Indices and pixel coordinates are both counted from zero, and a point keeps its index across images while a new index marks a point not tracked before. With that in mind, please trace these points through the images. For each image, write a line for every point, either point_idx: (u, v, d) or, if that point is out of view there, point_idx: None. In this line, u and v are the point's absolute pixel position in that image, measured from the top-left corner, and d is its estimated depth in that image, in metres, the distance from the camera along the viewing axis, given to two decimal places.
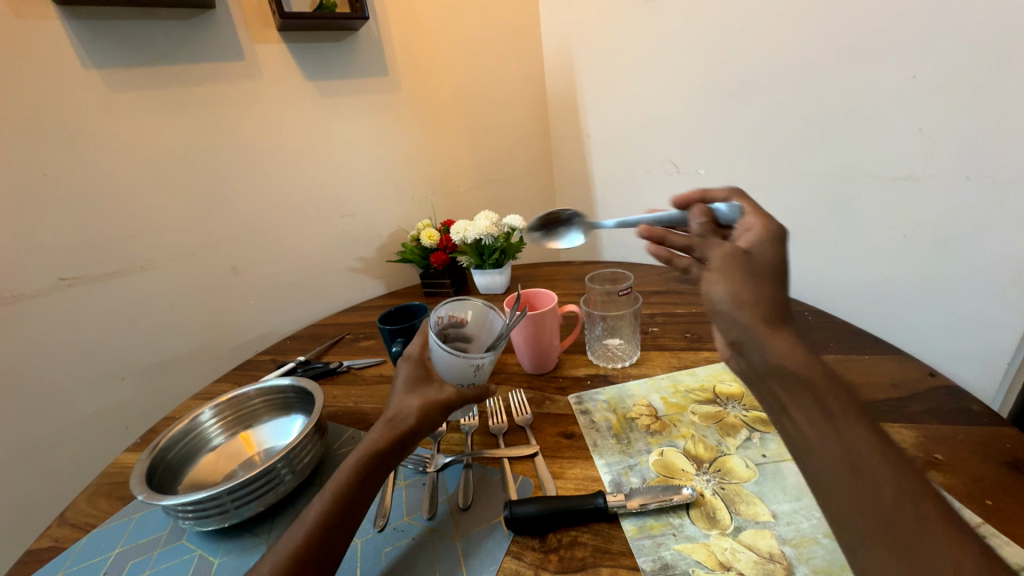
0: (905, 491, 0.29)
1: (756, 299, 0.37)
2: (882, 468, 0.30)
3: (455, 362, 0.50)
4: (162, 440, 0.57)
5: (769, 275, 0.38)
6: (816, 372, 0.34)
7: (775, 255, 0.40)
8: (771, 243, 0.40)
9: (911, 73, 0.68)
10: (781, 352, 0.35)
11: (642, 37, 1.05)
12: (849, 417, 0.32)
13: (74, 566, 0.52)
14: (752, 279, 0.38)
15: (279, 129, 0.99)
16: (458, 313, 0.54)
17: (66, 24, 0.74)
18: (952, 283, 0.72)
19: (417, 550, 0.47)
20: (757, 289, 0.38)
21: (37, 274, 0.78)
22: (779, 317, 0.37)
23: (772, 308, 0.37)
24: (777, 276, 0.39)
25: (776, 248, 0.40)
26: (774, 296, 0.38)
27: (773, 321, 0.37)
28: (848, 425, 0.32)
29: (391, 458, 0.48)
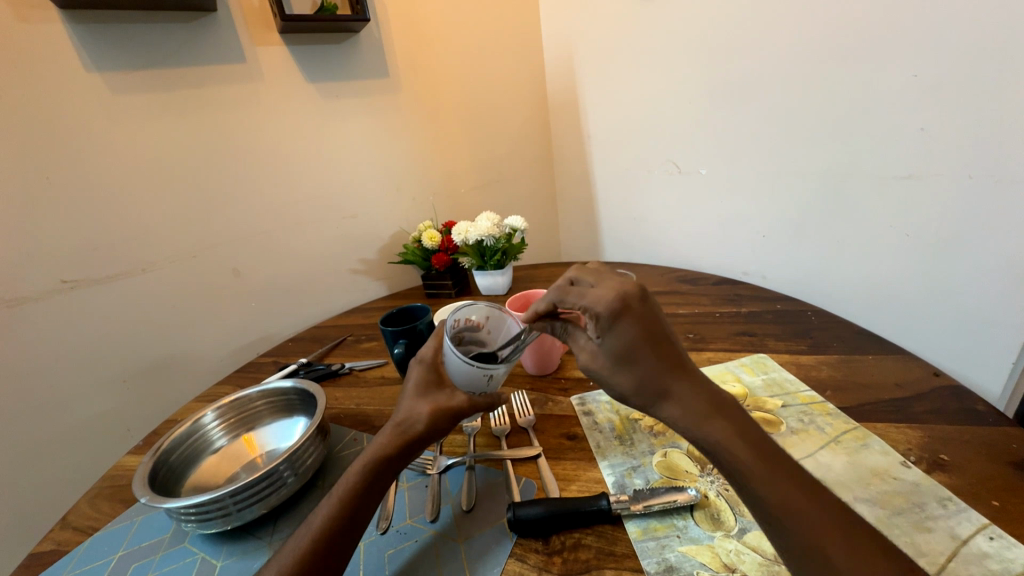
0: (816, 541, 0.34)
1: (632, 385, 0.42)
2: (792, 524, 0.35)
3: (468, 369, 0.49)
4: (165, 443, 0.57)
5: (630, 360, 0.42)
6: (717, 432, 0.39)
7: (626, 336, 0.41)
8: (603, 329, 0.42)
9: (913, 71, 0.68)
10: (677, 423, 0.41)
11: (643, 36, 1.05)
12: (764, 475, 0.37)
13: (77, 569, 0.52)
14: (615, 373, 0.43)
15: (280, 130, 0.99)
16: (473, 316, 0.53)
17: (68, 27, 0.75)
18: (955, 282, 0.72)
19: (421, 552, 0.47)
20: (629, 378, 0.42)
21: (40, 277, 0.78)
22: (658, 394, 0.41)
23: (650, 389, 0.42)
24: (624, 357, 0.42)
25: (621, 325, 0.41)
26: (645, 375, 0.42)
27: (656, 397, 0.41)
28: (762, 486, 0.37)
29: (398, 463, 0.48)
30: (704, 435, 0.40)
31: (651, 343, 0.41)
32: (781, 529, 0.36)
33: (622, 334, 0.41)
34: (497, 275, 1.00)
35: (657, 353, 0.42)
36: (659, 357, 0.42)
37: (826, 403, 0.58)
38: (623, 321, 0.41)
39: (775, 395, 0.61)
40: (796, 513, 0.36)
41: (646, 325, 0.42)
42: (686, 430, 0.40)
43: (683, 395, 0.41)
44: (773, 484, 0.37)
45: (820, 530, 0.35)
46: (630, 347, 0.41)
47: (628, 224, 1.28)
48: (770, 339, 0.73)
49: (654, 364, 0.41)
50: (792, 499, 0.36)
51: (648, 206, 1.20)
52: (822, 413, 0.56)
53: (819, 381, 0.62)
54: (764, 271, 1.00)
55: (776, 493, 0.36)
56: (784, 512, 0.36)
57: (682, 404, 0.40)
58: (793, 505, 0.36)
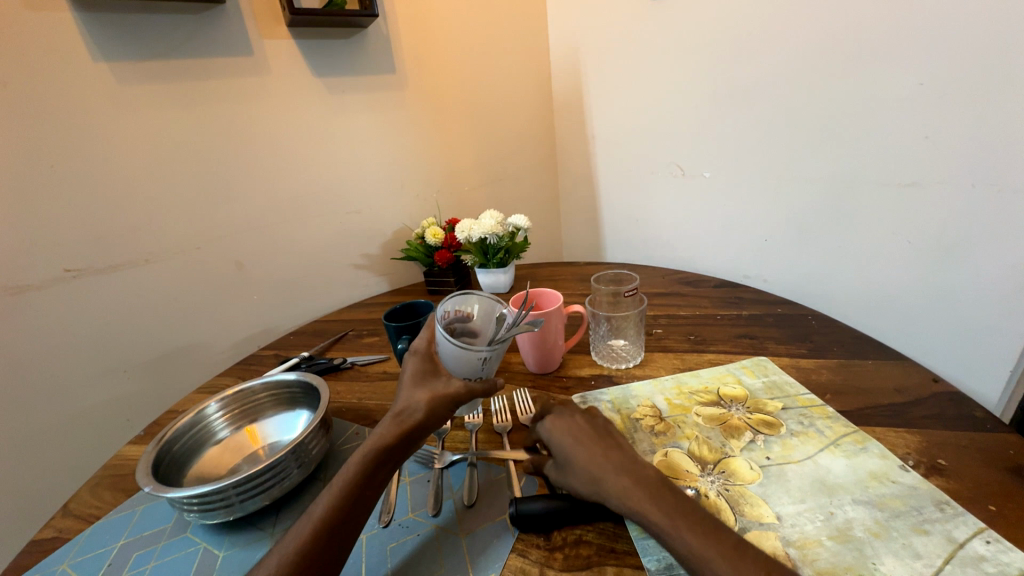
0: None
1: (577, 470, 0.45)
2: (703, 567, 0.36)
3: (462, 353, 0.49)
4: (168, 433, 0.57)
5: (568, 444, 0.47)
6: (635, 495, 0.41)
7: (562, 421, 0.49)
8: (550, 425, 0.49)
9: (920, 79, 0.68)
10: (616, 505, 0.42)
11: (650, 38, 1.05)
12: (670, 525, 0.39)
13: (79, 556, 0.52)
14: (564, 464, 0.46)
15: (286, 124, 0.99)
16: (464, 307, 0.53)
17: (76, 15, 0.75)
18: (955, 290, 0.72)
19: (423, 546, 0.47)
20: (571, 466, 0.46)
21: (43, 265, 0.78)
22: (591, 477, 0.44)
23: (587, 471, 0.44)
24: (569, 442, 0.47)
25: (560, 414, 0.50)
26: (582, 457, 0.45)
27: (592, 478, 0.44)
28: (671, 536, 0.38)
29: (398, 452, 0.49)
30: (626, 504, 0.41)
31: (584, 432, 0.48)
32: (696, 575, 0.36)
33: (560, 424, 0.49)
34: (499, 273, 1.01)
35: (590, 439, 0.47)
36: (591, 443, 0.46)
37: (826, 406, 0.59)
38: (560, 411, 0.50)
39: (775, 397, 0.61)
40: (700, 558, 0.36)
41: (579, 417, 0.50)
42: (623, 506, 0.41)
43: (612, 475, 0.43)
44: (681, 532, 0.38)
45: (720, 566, 0.35)
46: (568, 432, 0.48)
47: (631, 225, 1.28)
48: (771, 342, 0.74)
49: (586, 447, 0.46)
50: (698, 546, 0.37)
51: (651, 208, 1.20)
52: (822, 417, 0.57)
53: (819, 384, 0.63)
54: (766, 274, 1.00)
55: (683, 541, 0.37)
56: (693, 556, 0.37)
57: (612, 482, 0.43)
58: (701, 550, 0.37)
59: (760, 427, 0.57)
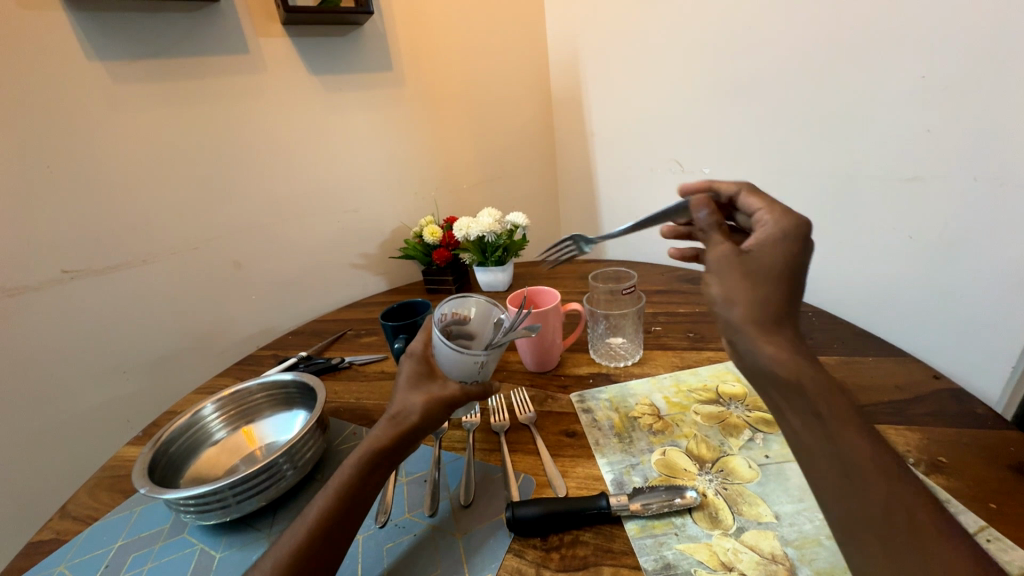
0: (889, 505, 0.32)
1: (747, 301, 0.41)
2: (868, 481, 0.33)
3: (459, 358, 0.50)
4: (166, 434, 0.57)
5: (766, 278, 0.41)
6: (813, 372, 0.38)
7: (779, 254, 0.42)
8: (781, 244, 0.43)
9: (921, 73, 0.68)
10: (774, 358, 0.38)
11: (648, 34, 1.04)
12: (841, 425, 0.36)
13: (76, 558, 0.52)
14: (746, 280, 0.42)
15: (283, 122, 0.99)
16: (460, 310, 0.53)
17: (70, 15, 0.74)
18: (957, 285, 0.72)
19: (419, 546, 0.47)
20: (754, 289, 0.41)
21: (41, 267, 0.78)
22: (773, 318, 0.40)
23: (767, 313, 0.40)
24: (775, 275, 0.41)
25: (784, 245, 0.42)
26: (767, 297, 0.41)
27: (771, 318, 0.40)
28: (838, 434, 0.35)
29: (394, 455, 0.48)
30: (795, 374, 0.37)
31: (788, 279, 0.41)
32: (860, 474, 0.34)
33: (776, 249, 0.42)
34: (498, 271, 1.00)
35: (789, 288, 0.41)
36: (790, 295, 0.41)
37: None
38: (790, 243, 0.42)
39: None
40: (870, 465, 0.34)
41: (797, 260, 0.42)
42: (782, 363, 0.38)
43: (786, 330, 0.40)
44: (852, 440, 0.35)
45: (886, 485, 0.33)
46: (775, 265, 0.42)
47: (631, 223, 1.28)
48: None
49: (783, 292, 0.41)
50: (873, 454, 0.35)
51: (651, 204, 1.20)
52: None
53: None
54: None
55: (857, 446, 0.35)
56: (853, 466, 0.34)
57: (786, 341, 0.39)
58: (876, 459, 0.34)
59: (759, 424, 0.56)
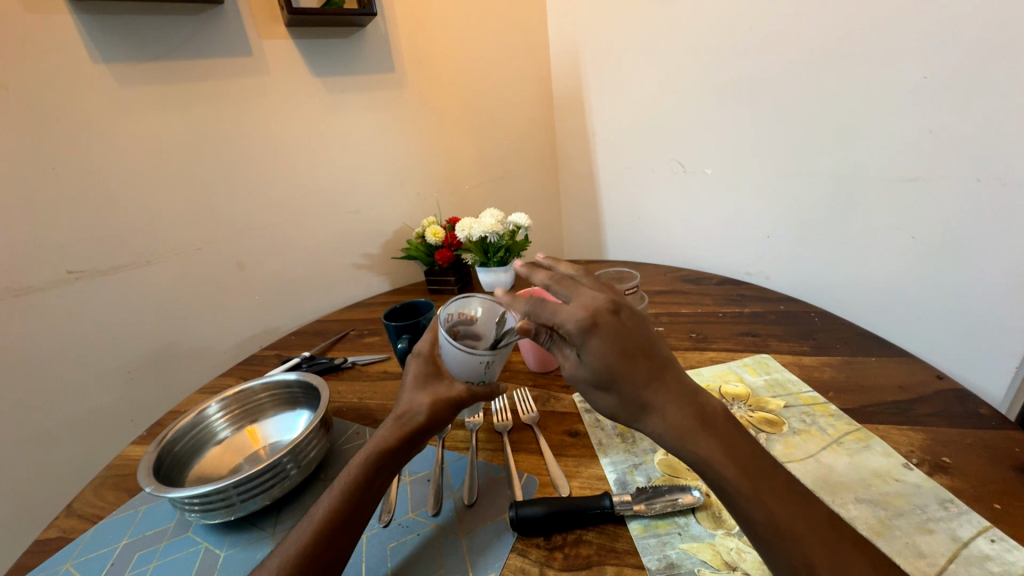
0: (807, 565, 0.33)
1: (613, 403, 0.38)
2: (783, 546, 0.34)
3: (463, 358, 0.48)
4: (170, 433, 0.57)
5: (607, 380, 0.37)
6: (705, 450, 0.36)
7: (598, 350, 0.36)
8: (589, 345, 0.36)
9: (923, 73, 0.68)
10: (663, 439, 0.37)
11: (650, 35, 1.04)
12: (750, 492, 0.35)
13: (81, 557, 0.52)
14: (598, 387, 0.38)
15: (286, 123, 0.99)
16: (467, 310, 0.51)
17: (75, 18, 0.75)
18: (960, 286, 0.72)
19: (423, 546, 0.47)
20: (605, 396, 0.38)
21: (47, 267, 0.79)
22: (639, 410, 0.37)
23: (632, 407, 0.37)
24: (616, 375, 0.36)
25: (598, 347, 0.36)
26: (624, 394, 0.37)
27: (637, 412, 0.37)
28: (748, 504, 0.35)
29: (400, 454, 0.48)
30: (690, 453, 0.37)
31: (629, 360, 0.36)
32: (767, 546, 0.34)
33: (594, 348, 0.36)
34: (500, 271, 1.01)
35: (637, 370, 0.37)
36: (643, 373, 0.37)
37: (828, 404, 0.58)
38: (599, 340, 0.36)
39: (778, 395, 0.61)
40: (776, 528, 0.34)
41: (625, 336, 0.37)
42: (673, 446, 0.37)
43: (665, 407, 0.37)
44: (758, 505, 0.35)
45: (806, 543, 0.33)
46: (605, 364, 0.36)
47: (632, 223, 1.28)
48: (774, 340, 0.73)
49: (635, 379, 0.37)
50: (786, 520, 0.34)
51: (653, 205, 1.20)
52: (824, 414, 0.57)
53: (822, 382, 0.62)
54: (769, 271, 1.00)
55: (765, 512, 0.35)
56: (771, 532, 0.34)
57: (669, 419, 0.37)
58: (784, 521, 0.34)
59: (762, 424, 0.56)
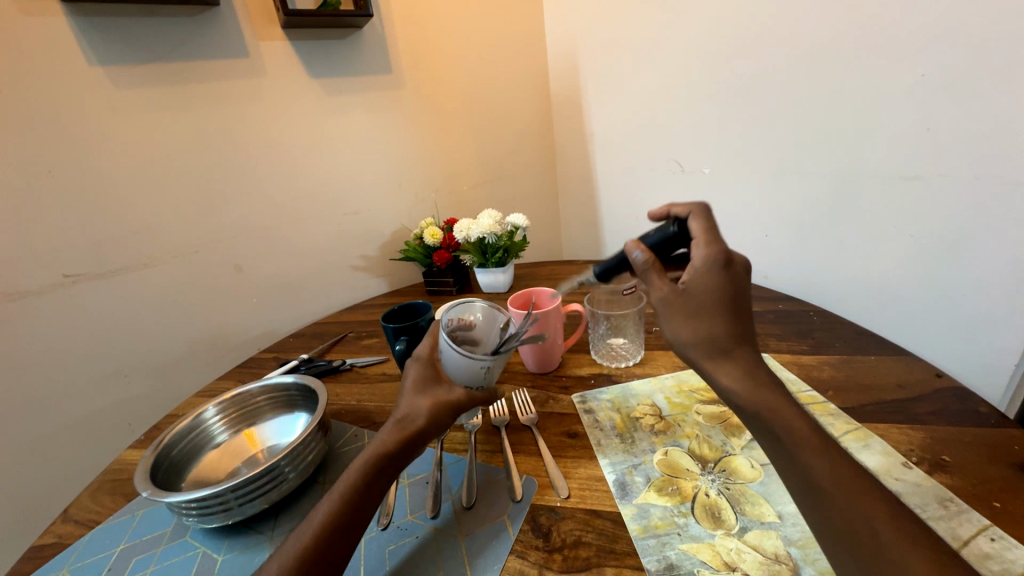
0: (863, 518, 0.35)
1: (704, 332, 0.44)
2: (842, 501, 0.36)
3: (464, 362, 0.48)
4: (167, 437, 0.57)
5: (711, 308, 0.44)
6: (777, 399, 0.40)
7: (717, 280, 0.44)
8: (711, 270, 0.44)
9: (920, 72, 0.68)
10: (735, 385, 0.42)
11: (647, 35, 1.04)
12: (813, 447, 0.38)
13: (78, 562, 0.52)
14: (693, 318, 0.44)
15: (284, 125, 0.99)
16: (466, 315, 0.52)
17: (70, 21, 0.74)
18: (958, 284, 0.72)
19: (422, 548, 0.47)
20: (700, 325, 0.44)
21: (43, 271, 0.78)
22: (722, 350, 0.43)
23: (720, 340, 0.43)
24: (721, 305, 0.44)
25: (714, 275, 0.44)
26: (716, 329, 0.43)
27: (720, 351, 0.43)
28: (811, 459, 0.38)
29: (399, 459, 0.48)
30: (760, 403, 0.41)
31: (727, 304, 0.44)
32: (825, 503, 0.36)
33: (711, 284, 0.44)
34: (498, 272, 1.00)
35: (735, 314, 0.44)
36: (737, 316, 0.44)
37: (827, 403, 0.58)
38: (719, 272, 0.44)
39: None
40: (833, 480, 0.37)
41: (734, 280, 0.44)
42: (741, 396, 0.41)
43: (745, 359, 0.42)
44: (821, 460, 0.37)
45: (866, 505, 0.35)
46: (712, 298, 0.44)
47: (630, 223, 1.28)
48: (772, 339, 0.73)
49: (731, 324, 0.43)
50: (845, 476, 0.37)
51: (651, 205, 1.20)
52: (824, 414, 0.56)
53: (821, 381, 0.62)
54: (766, 271, 1.00)
55: (825, 469, 0.37)
56: (834, 488, 0.36)
57: (744, 369, 0.42)
58: (844, 480, 0.36)
59: None
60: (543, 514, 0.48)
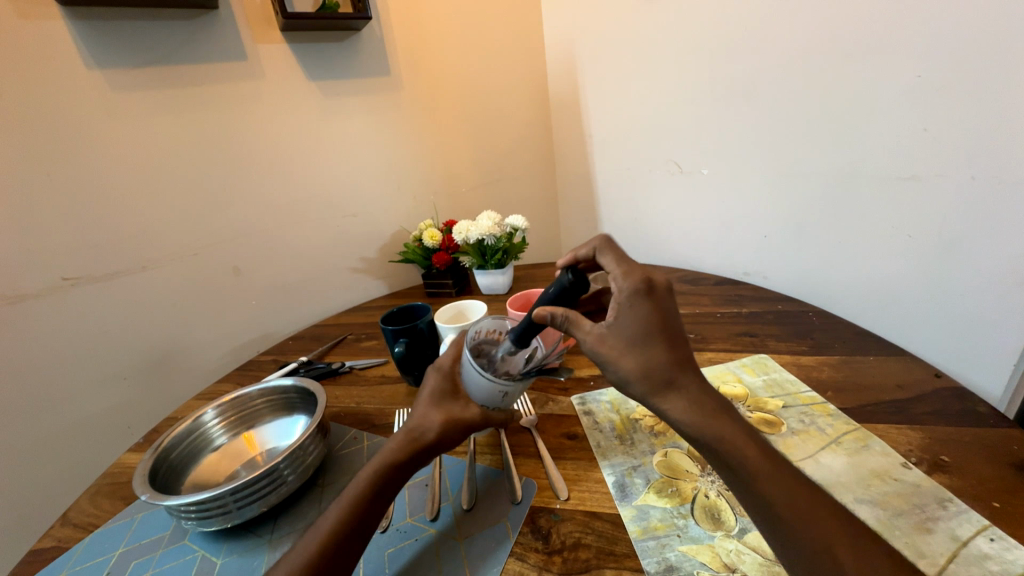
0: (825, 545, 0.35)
1: (640, 367, 0.42)
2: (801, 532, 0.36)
3: (484, 382, 0.48)
4: (166, 440, 0.57)
5: (643, 341, 0.42)
6: (728, 428, 0.40)
7: (643, 311, 0.42)
8: (636, 304, 0.42)
9: (917, 72, 0.68)
10: (685, 418, 0.41)
11: (645, 37, 1.04)
12: (768, 474, 0.38)
13: (76, 566, 0.52)
14: (631, 353, 0.42)
15: (283, 127, 0.99)
16: (495, 330, 0.53)
17: (70, 25, 0.75)
18: (957, 284, 0.72)
19: (422, 552, 0.47)
20: (637, 361, 0.42)
21: (42, 275, 0.78)
22: (665, 383, 0.41)
23: (658, 374, 0.41)
24: (656, 335, 0.42)
25: (640, 308, 0.42)
26: (655, 362, 0.42)
27: (663, 385, 0.41)
28: (768, 487, 0.38)
29: (407, 470, 0.48)
30: (713, 435, 0.40)
31: (663, 332, 0.42)
32: (787, 535, 0.36)
33: (640, 316, 0.42)
34: (497, 274, 1.00)
35: (672, 344, 0.42)
36: (673, 346, 0.42)
37: (827, 403, 0.58)
38: (645, 304, 0.42)
39: (776, 395, 0.61)
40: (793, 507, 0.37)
41: (664, 306, 0.43)
42: (691, 426, 0.41)
43: (689, 387, 0.41)
44: (776, 488, 0.37)
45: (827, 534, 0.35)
46: (646, 329, 0.42)
47: (629, 224, 1.28)
48: (772, 339, 0.73)
49: (670, 352, 0.42)
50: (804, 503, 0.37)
51: (650, 206, 1.20)
52: (823, 414, 0.56)
53: (820, 381, 0.62)
54: (765, 271, 1.00)
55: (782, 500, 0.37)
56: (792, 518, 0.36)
57: (692, 399, 0.41)
58: (801, 509, 0.36)
59: (761, 425, 0.56)
60: (543, 516, 0.48)
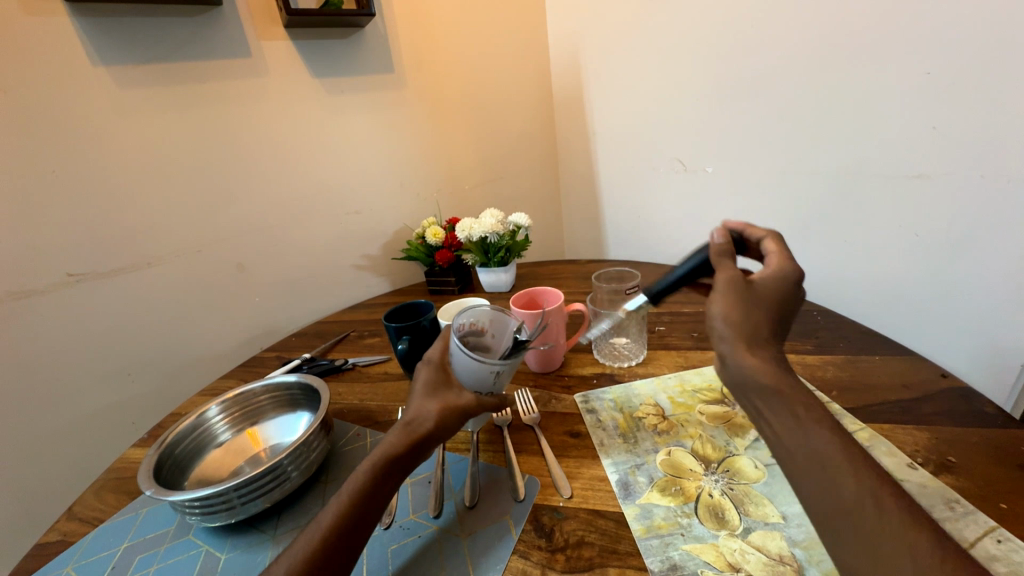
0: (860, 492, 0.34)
1: (746, 322, 0.41)
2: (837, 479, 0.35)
3: (476, 367, 0.50)
4: (170, 435, 0.57)
5: (763, 306, 0.42)
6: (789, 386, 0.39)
7: (779, 291, 0.43)
8: (780, 284, 0.43)
9: (926, 69, 0.67)
10: (762, 374, 0.39)
11: (650, 34, 1.04)
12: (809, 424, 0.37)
13: (82, 561, 0.52)
14: (745, 307, 0.42)
15: (287, 124, 0.99)
16: (478, 320, 0.53)
17: (74, 21, 0.75)
18: (962, 284, 0.71)
19: (425, 548, 0.47)
20: (749, 315, 0.42)
21: (47, 271, 0.79)
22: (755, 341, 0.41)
23: (756, 333, 0.41)
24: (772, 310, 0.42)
25: (780, 290, 0.43)
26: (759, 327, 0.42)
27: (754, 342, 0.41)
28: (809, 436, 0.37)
29: (407, 462, 0.48)
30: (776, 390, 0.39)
31: (778, 314, 0.43)
32: (831, 482, 0.35)
33: (774, 292, 0.43)
34: (500, 272, 1.00)
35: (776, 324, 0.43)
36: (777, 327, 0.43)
37: (831, 403, 0.58)
38: (785, 290, 0.43)
39: None
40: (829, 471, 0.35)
41: (792, 301, 0.44)
42: (762, 378, 0.39)
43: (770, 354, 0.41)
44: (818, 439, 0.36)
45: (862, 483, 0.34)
46: (774, 303, 0.43)
47: (633, 222, 1.27)
48: None
49: (772, 328, 0.42)
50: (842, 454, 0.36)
51: (653, 205, 1.19)
52: None
53: (824, 381, 0.62)
54: None
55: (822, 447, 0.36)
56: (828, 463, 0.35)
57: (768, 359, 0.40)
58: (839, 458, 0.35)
59: None
60: (546, 514, 0.48)
